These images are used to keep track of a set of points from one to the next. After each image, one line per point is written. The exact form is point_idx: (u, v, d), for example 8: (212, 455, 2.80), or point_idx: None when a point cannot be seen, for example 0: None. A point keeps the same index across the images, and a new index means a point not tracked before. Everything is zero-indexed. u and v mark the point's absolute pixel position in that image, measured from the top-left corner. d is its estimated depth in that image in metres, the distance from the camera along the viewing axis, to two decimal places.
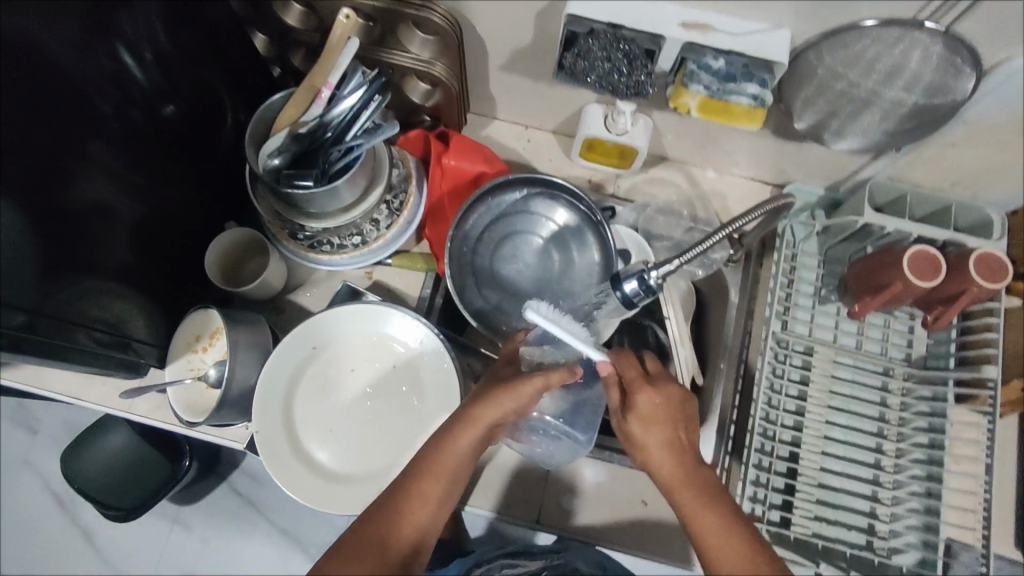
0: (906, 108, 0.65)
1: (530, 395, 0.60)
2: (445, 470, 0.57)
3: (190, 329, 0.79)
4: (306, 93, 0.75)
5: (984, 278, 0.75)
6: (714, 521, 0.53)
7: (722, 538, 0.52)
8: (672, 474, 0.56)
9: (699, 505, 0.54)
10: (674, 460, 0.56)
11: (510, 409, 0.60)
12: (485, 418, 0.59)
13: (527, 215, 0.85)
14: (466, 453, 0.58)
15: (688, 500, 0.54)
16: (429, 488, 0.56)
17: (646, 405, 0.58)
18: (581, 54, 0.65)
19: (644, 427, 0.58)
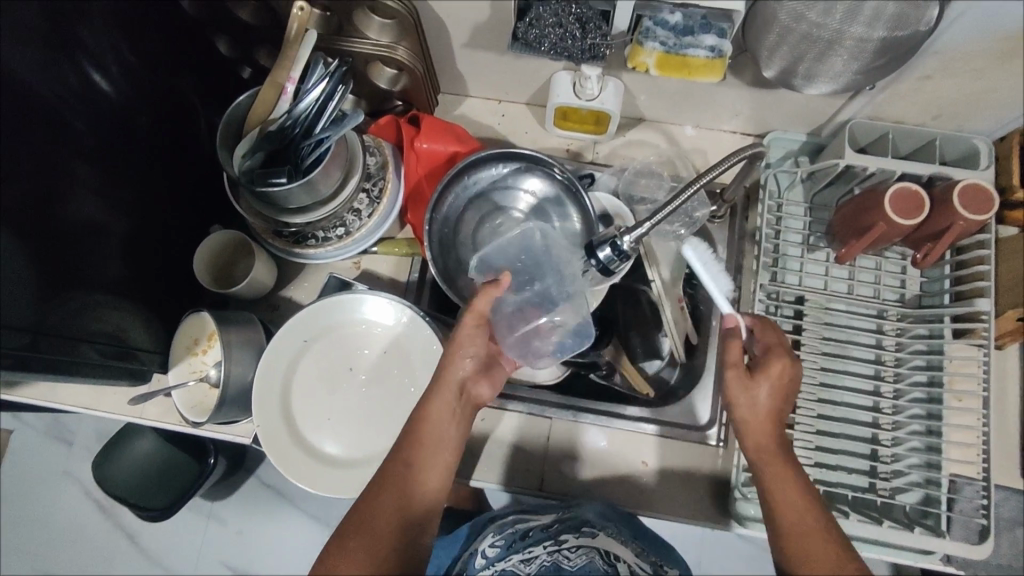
0: (872, 43, 0.63)
1: (474, 342, 0.66)
2: (427, 435, 0.63)
3: (188, 332, 0.81)
4: (271, 91, 0.76)
5: (969, 211, 0.73)
6: (809, 504, 0.60)
7: (805, 510, 0.59)
8: (771, 452, 0.62)
9: (802, 493, 0.60)
10: (770, 426, 0.63)
11: (469, 362, 0.66)
12: (448, 375, 0.65)
13: (504, 188, 0.85)
14: (440, 413, 0.64)
15: (785, 478, 0.61)
16: (414, 452, 0.62)
17: (768, 374, 0.62)
18: (532, 23, 0.66)
19: (759, 395, 0.63)
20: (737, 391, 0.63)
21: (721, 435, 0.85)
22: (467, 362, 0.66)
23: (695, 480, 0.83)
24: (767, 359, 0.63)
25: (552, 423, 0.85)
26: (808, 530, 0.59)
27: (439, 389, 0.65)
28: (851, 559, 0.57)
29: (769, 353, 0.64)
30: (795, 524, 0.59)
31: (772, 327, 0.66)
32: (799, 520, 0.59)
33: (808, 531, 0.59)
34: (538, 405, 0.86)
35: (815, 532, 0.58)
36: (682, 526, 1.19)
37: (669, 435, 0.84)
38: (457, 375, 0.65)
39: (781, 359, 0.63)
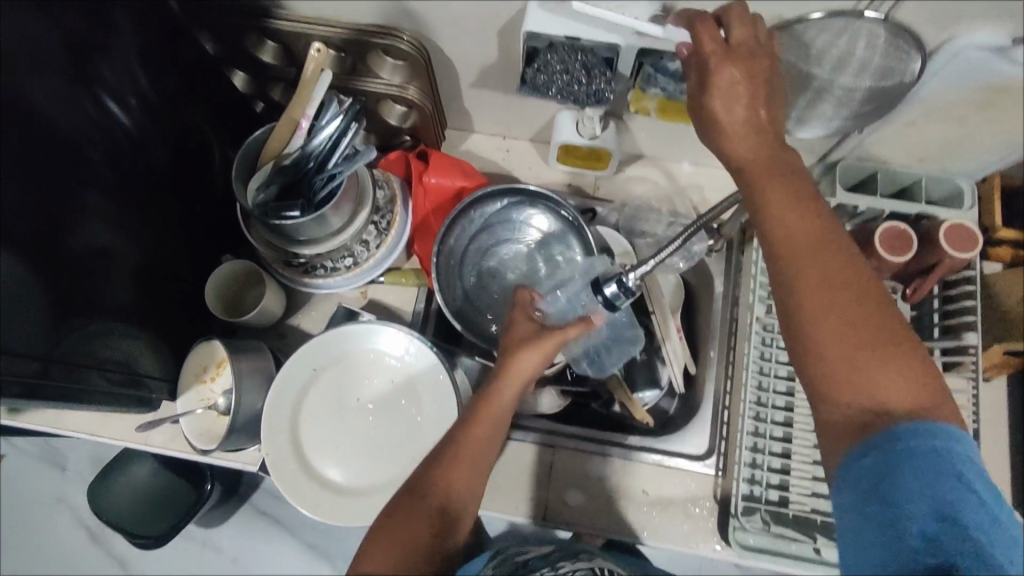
0: (860, 92, 0.68)
1: (546, 349, 0.68)
2: (489, 419, 0.65)
3: (198, 360, 0.83)
4: (287, 126, 0.78)
5: (956, 249, 0.76)
6: (852, 279, 0.50)
7: (798, 215, 0.53)
8: (799, 228, 0.52)
9: (790, 203, 0.53)
10: (752, 134, 0.56)
11: (534, 364, 0.68)
12: (512, 373, 0.67)
13: (508, 222, 0.88)
14: (504, 403, 0.66)
15: (822, 260, 0.51)
16: (476, 434, 0.64)
17: (721, 108, 0.56)
18: (541, 69, 0.69)
19: (736, 98, 0.55)
20: (719, 115, 0.56)
21: (720, 464, 0.86)
22: (529, 364, 0.67)
23: (695, 509, 0.84)
24: (731, 55, 0.56)
25: (555, 451, 0.87)
26: (818, 260, 0.51)
27: (500, 385, 0.66)
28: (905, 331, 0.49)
29: (727, 52, 0.56)
30: (820, 298, 0.50)
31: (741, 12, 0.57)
32: (825, 293, 0.50)
33: (824, 276, 0.50)
34: (541, 434, 0.88)
35: (849, 322, 0.49)
36: (679, 556, 1.19)
37: (669, 464, 0.86)
38: (527, 371, 0.67)
39: (737, 67, 0.55)
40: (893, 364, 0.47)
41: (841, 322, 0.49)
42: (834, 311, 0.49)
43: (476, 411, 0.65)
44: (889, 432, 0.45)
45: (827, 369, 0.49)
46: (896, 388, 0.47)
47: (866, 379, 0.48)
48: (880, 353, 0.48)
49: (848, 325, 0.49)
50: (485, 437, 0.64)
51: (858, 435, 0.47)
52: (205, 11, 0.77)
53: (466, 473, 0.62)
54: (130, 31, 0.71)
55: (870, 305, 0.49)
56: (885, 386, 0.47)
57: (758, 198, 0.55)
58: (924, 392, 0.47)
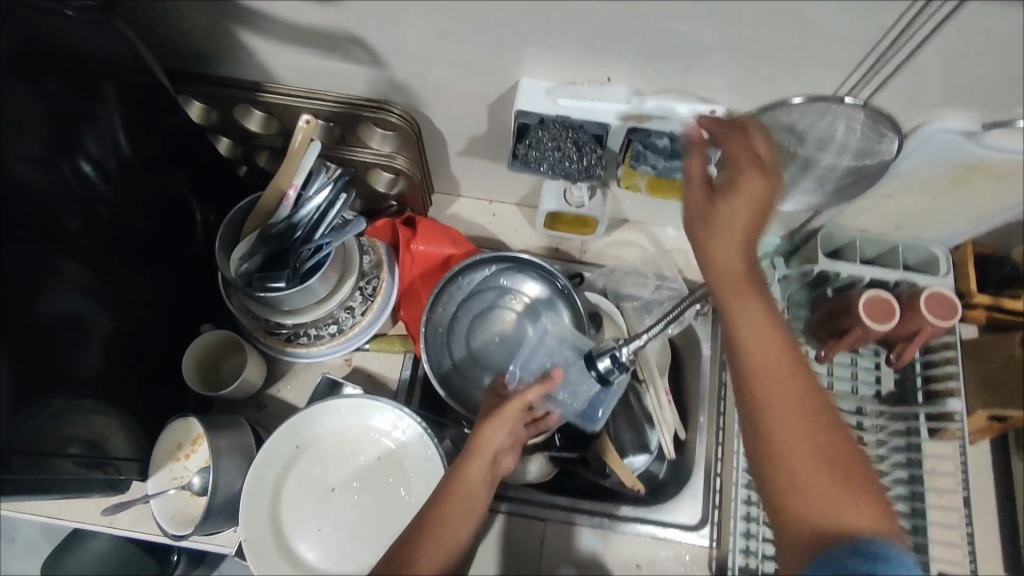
0: (840, 170, 0.70)
1: (512, 422, 0.67)
2: (460, 497, 0.63)
3: (171, 437, 0.79)
4: (273, 196, 0.78)
5: (935, 316, 0.78)
6: (805, 396, 0.48)
7: (753, 308, 0.50)
8: (757, 324, 0.50)
9: (752, 293, 0.51)
10: (736, 236, 0.51)
11: (502, 439, 0.66)
12: (478, 451, 0.65)
13: (496, 290, 0.88)
14: (474, 479, 0.64)
15: (777, 395, 0.48)
16: (447, 511, 0.62)
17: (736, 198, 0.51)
18: (532, 145, 0.70)
19: (728, 203, 0.52)
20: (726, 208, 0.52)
21: (714, 534, 0.84)
22: (497, 439, 0.66)
23: None
24: (737, 164, 0.53)
25: (546, 524, 0.85)
26: (779, 379, 0.48)
27: (469, 465, 0.65)
28: (856, 464, 0.47)
29: (739, 164, 0.54)
30: (781, 423, 0.47)
31: (744, 140, 0.56)
32: (788, 412, 0.48)
33: (784, 395, 0.48)
34: (532, 506, 0.85)
35: (807, 436, 0.47)
36: None
37: (660, 535, 0.84)
38: (493, 446, 0.65)
39: (749, 173, 0.53)
40: (834, 472, 0.46)
41: (790, 433, 0.47)
42: (779, 413, 0.47)
43: (445, 492, 0.63)
44: (851, 544, 0.42)
45: (775, 474, 0.47)
46: (846, 505, 0.45)
47: (814, 492, 0.45)
48: (818, 474, 0.46)
49: (794, 418, 0.47)
50: (454, 520, 0.62)
51: (808, 550, 0.44)
52: (190, 81, 0.76)
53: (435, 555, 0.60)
54: (118, 99, 0.69)
55: (816, 442, 0.47)
56: (834, 510, 0.45)
57: (726, 297, 0.51)
58: (867, 507, 0.45)
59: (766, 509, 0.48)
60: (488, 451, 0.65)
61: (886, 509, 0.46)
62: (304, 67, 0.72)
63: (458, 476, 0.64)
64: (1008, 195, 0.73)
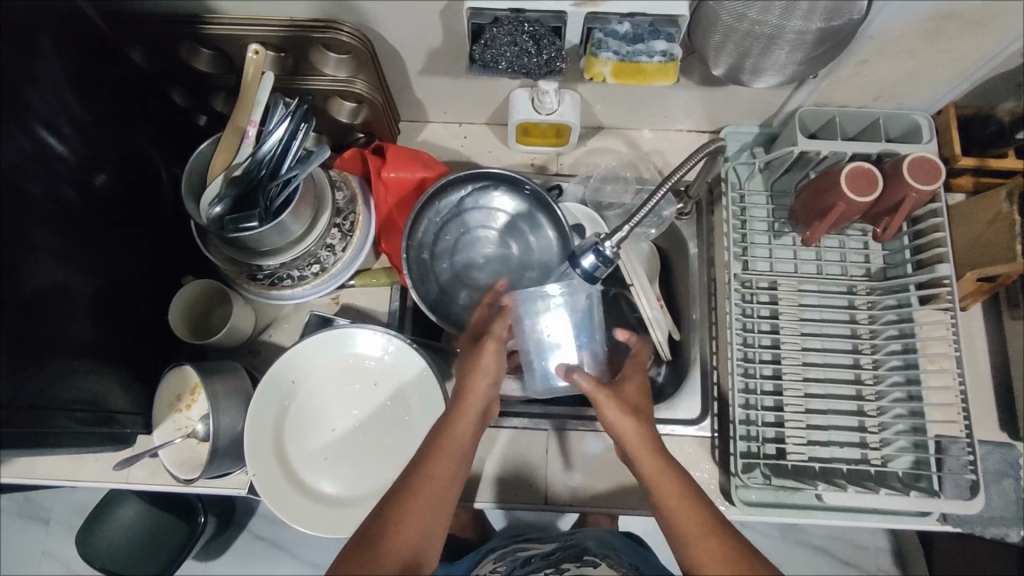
0: (812, 34, 0.67)
1: (495, 364, 0.69)
2: (449, 451, 0.62)
3: (170, 389, 0.79)
4: (233, 135, 0.75)
5: (919, 182, 0.77)
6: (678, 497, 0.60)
7: (660, 468, 0.63)
8: (665, 486, 0.61)
9: (665, 473, 0.62)
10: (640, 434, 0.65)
11: (485, 387, 0.68)
12: (470, 404, 0.66)
13: (474, 211, 0.86)
14: (463, 429, 0.64)
15: (677, 508, 0.60)
16: (436, 465, 0.61)
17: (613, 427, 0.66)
18: (488, 44, 0.67)
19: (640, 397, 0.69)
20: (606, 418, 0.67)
21: (715, 425, 0.86)
22: (485, 395, 0.67)
23: (696, 473, 0.84)
24: (616, 402, 0.67)
25: (550, 434, 0.86)
26: (679, 505, 0.60)
27: (460, 416, 0.65)
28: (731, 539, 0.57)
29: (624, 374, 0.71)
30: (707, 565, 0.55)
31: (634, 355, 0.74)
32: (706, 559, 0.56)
33: (676, 494, 0.60)
34: (529, 419, 0.87)
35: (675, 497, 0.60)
36: None
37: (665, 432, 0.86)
38: (481, 390, 0.67)
39: (622, 414, 0.66)
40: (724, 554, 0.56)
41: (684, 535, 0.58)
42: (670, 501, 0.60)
43: (435, 443, 0.62)
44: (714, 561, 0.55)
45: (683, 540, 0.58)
46: None
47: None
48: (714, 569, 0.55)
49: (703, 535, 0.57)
50: (443, 472, 0.61)
51: None
52: (134, 22, 0.72)
53: (427, 511, 0.59)
54: (53, 47, 0.65)
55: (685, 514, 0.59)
56: None
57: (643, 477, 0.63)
58: None
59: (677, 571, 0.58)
60: (473, 398, 0.66)
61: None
62: None
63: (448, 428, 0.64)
64: (988, 43, 0.70)
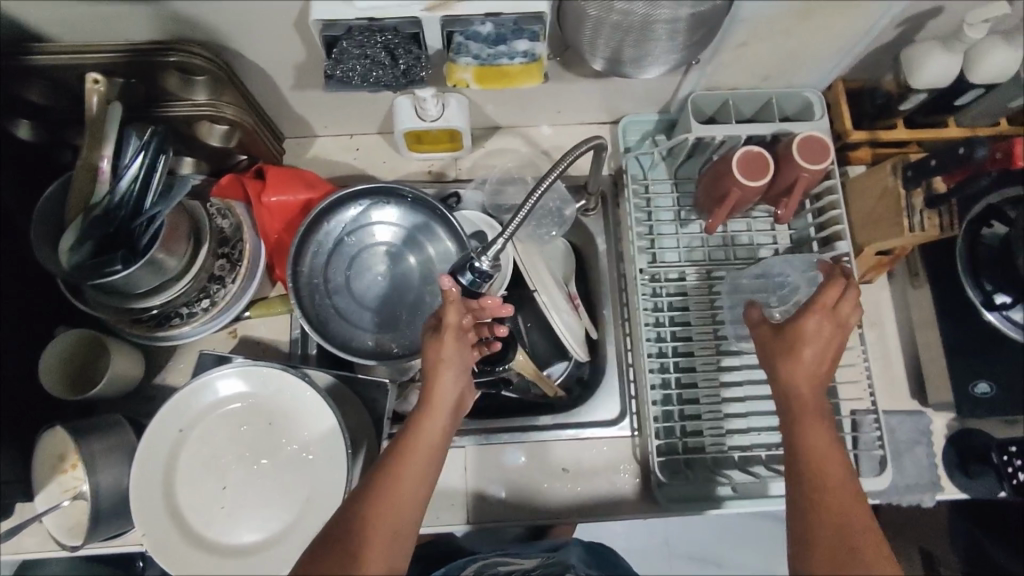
0: (684, 21, 0.64)
1: (460, 356, 0.64)
2: (417, 451, 0.61)
3: (50, 451, 0.73)
4: (86, 173, 0.67)
5: (810, 162, 0.76)
6: (839, 459, 0.59)
7: (821, 436, 0.60)
8: (826, 449, 0.59)
9: (828, 445, 0.59)
10: (811, 387, 0.62)
11: (450, 384, 0.63)
12: (434, 405, 0.62)
13: (367, 228, 0.82)
14: (428, 433, 0.61)
15: (826, 470, 0.58)
16: (402, 468, 0.59)
17: (789, 374, 0.62)
18: (338, 58, 0.63)
19: (817, 345, 0.62)
20: (779, 365, 0.63)
21: (634, 424, 0.85)
22: (451, 390, 0.64)
23: (619, 474, 0.83)
24: (787, 346, 0.63)
25: (468, 450, 0.83)
26: (836, 482, 0.58)
27: (425, 415, 0.62)
28: (869, 521, 0.56)
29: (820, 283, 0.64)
30: (849, 543, 0.55)
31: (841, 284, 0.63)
32: (855, 541, 0.55)
33: (829, 456, 0.59)
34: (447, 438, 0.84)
35: (821, 461, 0.59)
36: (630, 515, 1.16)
37: (586, 435, 0.84)
38: (444, 384, 0.63)
39: (796, 361, 0.62)
40: (870, 548, 0.55)
41: (825, 514, 0.57)
42: (819, 464, 0.59)
43: (399, 446, 0.60)
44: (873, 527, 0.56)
45: (830, 511, 0.57)
46: None
47: (848, 563, 0.54)
48: (833, 565, 0.54)
49: (867, 524, 0.56)
50: (412, 473, 0.59)
51: None
52: None
53: (399, 513, 0.58)
54: None
55: (834, 491, 0.57)
56: None
57: (795, 433, 0.60)
58: None
59: (790, 541, 0.58)
60: (440, 396, 0.63)
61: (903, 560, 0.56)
62: (73, 14, 0.63)
63: (411, 432, 0.61)
64: (863, 17, 0.69)
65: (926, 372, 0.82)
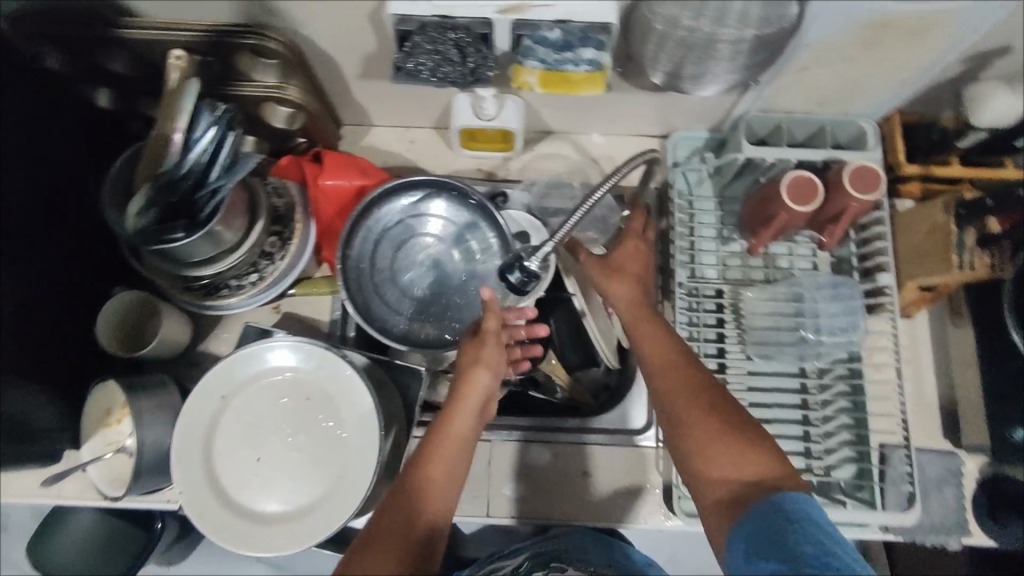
0: (747, 42, 0.65)
1: (495, 358, 0.69)
2: (453, 442, 0.64)
3: (98, 403, 0.77)
4: (158, 143, 0.72)
5: (860, 191, 0.76)
6: (690, 380, 0.65)
7: (669, 365, 0.67)
8: (677, 375, 0.66)
9: (676, 359, 0.68)
10: (651, 333, 0.71)
11: (485, 381, 0.68)
12: (467, 399, 0.66)
13: (415, 218, 0.85)
14: (463, 425, 0.65)
15: (677, 386, 0.65)
16: (438, 459, 0.63)
17: (614, 297, 0.75)
18: (410, 52, 0.66)
19: (637, 272, 0.77)
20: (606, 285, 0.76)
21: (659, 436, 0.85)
22: (484, 387, 0.68)
23: (641, 483, 0.83)
24: (608, 271, 0.77)
25: (493, 445, 0.85)
26: (687, 393, 0.64)
27: (458, 408, 0.66)
28: (734, 419, 0.62)
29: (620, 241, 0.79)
30: (700, 447, 0.61)
31: (636, 252, 0.77)
32: (704, 445, 0.61)
33: (680, 376, 0.66)
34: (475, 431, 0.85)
35: (685, 375, 0.66)
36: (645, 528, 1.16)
37: (611, 441, 0.85)
38: (480, 383, 0.67)
39: (616, 280, 0.76)
40: (731, 437, 0.60)
41: (687, 414, 0.63)
42: (680, 377, 0.66)
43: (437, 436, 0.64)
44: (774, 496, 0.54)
45: (681, 417, 0.64)
46: (748, 464, 0.59)
47: (712, 457, 0.60)
48: (722, 445, 0.60)
49: (713, 417, 0.62)
50: (449, 464, 0.63)
51: (730, 511, 0.57)
52: (49, 26, 0.69)
53: (439, 502, 0.61)
54: None
55: (687, 399, 0.64)
56: (741, 464, 0.59)
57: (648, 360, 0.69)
58: (761, 463, 0.58)
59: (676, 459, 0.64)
60: (473, 391, 0.67)
61: (780, 456, 0.59)
62: None
63: (447, 423, 0.65)
64: (927, 52, 0.69)
65: (961, 413, 0.81)
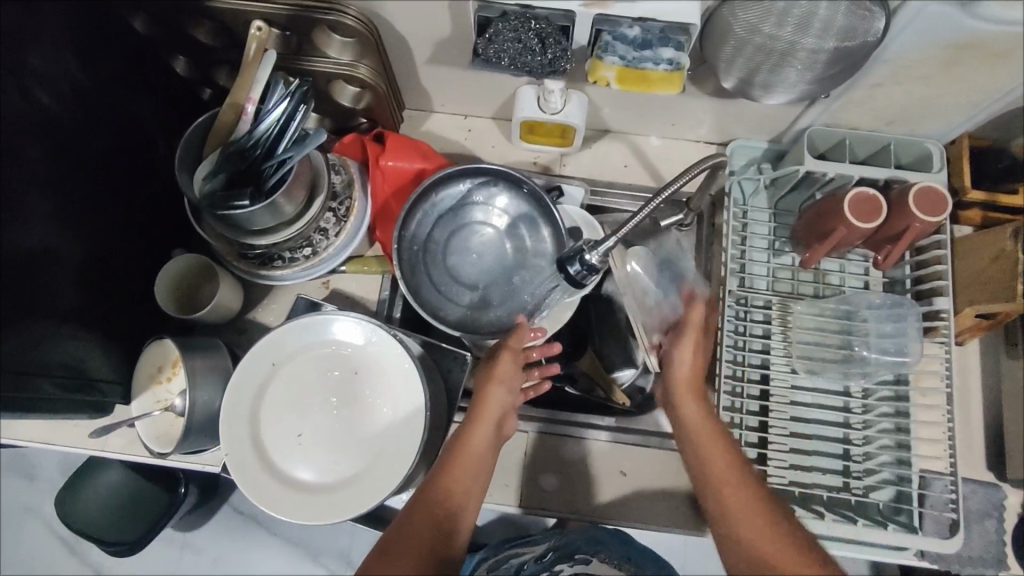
0: (825, 53, 0.65)
1: (512, 376, 0.72)
2: (470, 458, 0.67)
3: (151, 361, 0.80)
4: (231, 111, 0.74)
5: (924, 212, 0.75)
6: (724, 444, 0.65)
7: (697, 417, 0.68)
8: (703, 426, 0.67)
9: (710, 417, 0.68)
10: (690, 372, 0.71)
11: (502, 397, 0.71)
12: (485, 414, 0.69)
13: (471, 206, 0.86)
14: (480, 441, 0.68)
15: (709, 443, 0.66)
16: (455, 472, 0.66)
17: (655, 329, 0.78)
18: (492, 38, 0.66)
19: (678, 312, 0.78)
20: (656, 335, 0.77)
21: None
22: (500, 404, 0.71)
23: (675, 487, 0.83)
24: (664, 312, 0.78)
25: (530, 437, 0.85)
26: (720, 454, 0.65)
27: (476, 424, 0.69)
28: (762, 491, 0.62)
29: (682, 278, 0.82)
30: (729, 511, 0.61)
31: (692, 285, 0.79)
32: (730, 512, 0.61)
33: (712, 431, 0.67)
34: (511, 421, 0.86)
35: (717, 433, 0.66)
36: None
37: (648, 443, 0.85)
38: (496, 399, 0.70)
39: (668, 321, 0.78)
40: (764, 515, 0.60)
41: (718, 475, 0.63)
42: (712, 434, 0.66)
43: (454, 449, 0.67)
44: None
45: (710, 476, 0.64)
46: (773, 543, 0.58)
47: (739, 528, 0.60)
48: (749, 522, 0.60)
49: (749, 492, 0.62)
50: (463, 478, 0.66)
51: None
52: None
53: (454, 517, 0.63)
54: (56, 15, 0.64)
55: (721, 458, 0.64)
56: (763, 546, 0.58)
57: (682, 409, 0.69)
58: (785, 551, 0.58)
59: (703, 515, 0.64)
60: (491, 409, 0.70)
61: (809, 547, 0.58)
62: None
63: (466, 440, 0.68)
64: (1009, 76, 0.68)
65: (1009, 446, 0.80)
